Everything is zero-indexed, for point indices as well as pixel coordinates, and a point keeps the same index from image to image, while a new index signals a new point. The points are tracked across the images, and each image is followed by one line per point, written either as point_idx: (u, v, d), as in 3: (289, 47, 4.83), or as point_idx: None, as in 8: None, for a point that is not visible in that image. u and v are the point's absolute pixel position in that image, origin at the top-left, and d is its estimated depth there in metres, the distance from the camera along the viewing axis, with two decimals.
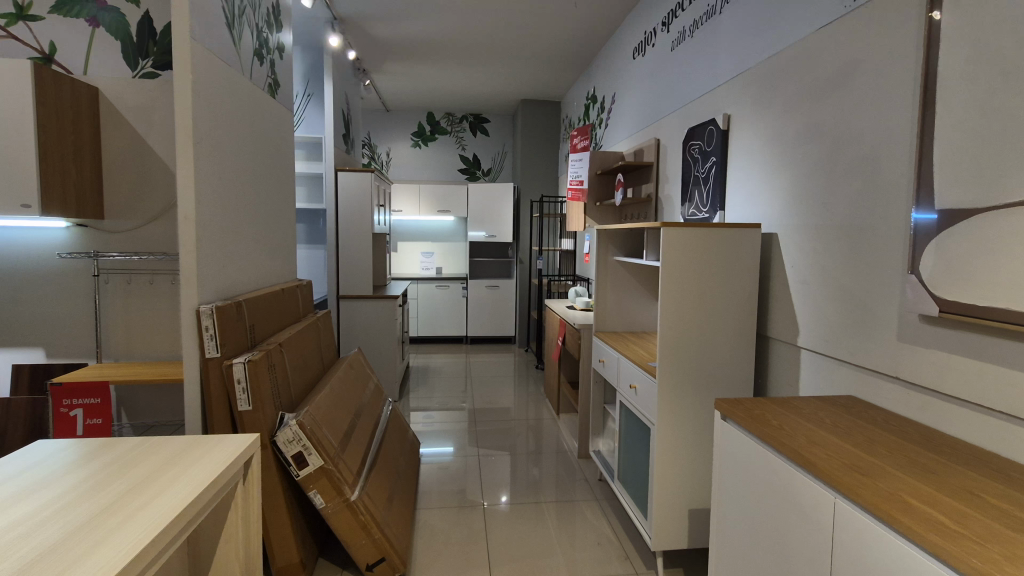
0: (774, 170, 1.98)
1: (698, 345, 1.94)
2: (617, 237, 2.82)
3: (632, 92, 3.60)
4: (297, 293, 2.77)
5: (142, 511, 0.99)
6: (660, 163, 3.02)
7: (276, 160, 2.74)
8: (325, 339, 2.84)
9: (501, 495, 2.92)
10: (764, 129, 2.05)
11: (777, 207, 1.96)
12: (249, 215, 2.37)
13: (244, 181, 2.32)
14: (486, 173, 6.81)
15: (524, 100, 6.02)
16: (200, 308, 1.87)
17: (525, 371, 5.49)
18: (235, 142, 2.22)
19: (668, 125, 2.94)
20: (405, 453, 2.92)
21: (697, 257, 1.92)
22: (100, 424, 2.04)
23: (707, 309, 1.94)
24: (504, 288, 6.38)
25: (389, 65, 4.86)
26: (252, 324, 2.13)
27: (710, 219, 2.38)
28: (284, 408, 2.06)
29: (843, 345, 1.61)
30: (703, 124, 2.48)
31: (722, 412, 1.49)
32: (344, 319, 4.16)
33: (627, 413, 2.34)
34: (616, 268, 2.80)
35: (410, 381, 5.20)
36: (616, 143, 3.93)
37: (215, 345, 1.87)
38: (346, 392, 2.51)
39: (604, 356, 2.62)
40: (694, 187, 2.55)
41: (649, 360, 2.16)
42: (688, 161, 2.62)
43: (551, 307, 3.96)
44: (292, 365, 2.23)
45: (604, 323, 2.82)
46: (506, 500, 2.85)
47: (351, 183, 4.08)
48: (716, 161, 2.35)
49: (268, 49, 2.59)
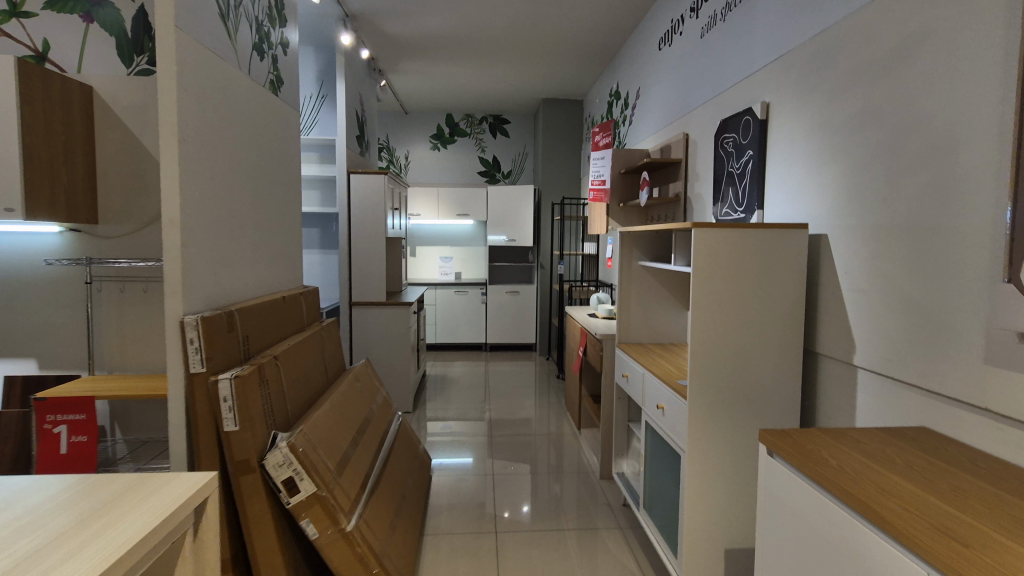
0: (821, 163, 1.74)
1: (733, 361, 1.72)
2: (642, 240, 2.60)
3: (658, 85, 3.37)
4: (300, 301, 2.63)
5: (88, 548, 0.85)
6: (689, 160, 2.79)
7: (280, 161, 2.61)
8: (329, 350, 2.70)
9: (522, 504, 2.84)
10: (809, 118, 1.81)
11: (825, 205, 1.72)
12: (246, 218, 2.23)
13: (242, 182, 2.19)
14: (506, 175, 6.65)
15: (545, 99, 5.83)
16: (184, 318, 1.73)
17: (546, 380, 5.28)
18: (230, 140, 2.08)
19: (698, 118, 2.71)
20: (414, 473, 2.74)
21: (733, 263, 1.71)
22: (86, 441, 1.91)
23: (745, 321, 1.72)
24: (524, 294, 6.17)
25: (405, 64, 4.72)
26: (245, 335, 1.98)
27: (747, 219, 2.14)
28: (277, 427, 1.90)
29: (911, 366, 1.36)
30: (737, 115, 2.24)
31: (767, 446, 1.26)
32: (357, 326, 4.02)
33: (653, 435, 2.11)
34: (640, 274, 2.59)
35: (427, 390, 5.04)
36: (641, 140, 3.70)
37: (200, 359, 1.72)
38: (348, 407, 2.35)
39: (627, 370, 2.40)
40: (727, 185, 2.31)
41: (677, 378, 1.94)
42: (720, 157, 2.38)
43: (573, 315, 3.75)
44: (287, 379, 2.08)
45: (627, 334, 2.61)
46: (528, 509, 2.78)
47: (364, 185, 3.95)
48: (753, 155, 2.11)
49: (270, 43, 2.46)
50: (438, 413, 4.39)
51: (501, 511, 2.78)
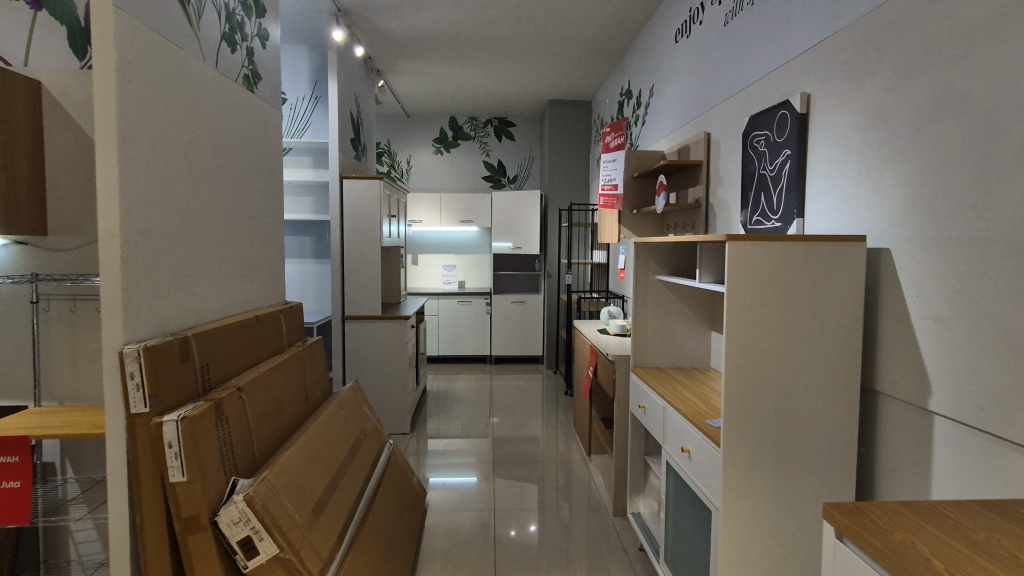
0: (882, 163, 1.46)
1: (775, 400, 1.46)
2: (661, 252, 2.32)
3: (674, 81, 3.08)
4: (278, 319, 2.38)
5: None
6: (711, 161, 2.50)
7: (257, 164, 2.37)
8: (311, 374, 2.45)
9: (529, 524, 2.77)
10: (863, 110, 1.53)
11: (886, 214, 1.44)
12: (213, 230, 1.99)
13: (207, 188, 1.94)
14: (511, 180, 6.40)
15: (551, 100, 5.57)
16: (124, 349, 1.46)
17: (554, 396, 5.00)
18: (192, 141, 1.84)
19: (720, 115, 2.43)
20: (404, 510, 2.49)
21: (773, 283, 1.45)
22: (17, 488, 1.65)
23: (788, 352, 1.46)
24: (531, 304, 5.90)
25: (403, 63, 4.48)
26: (203, 364, 1.73)
27: (785, 230, 1.85)
28: (237, 473, 1.65)
29: (1016, 419, 1.08)
30: (770, 110, 1.96)
31: (837, 529, 0.97)
32: (350, 342, 3.75)
33: (676, 478, 1.84)
34: (658, 290, 2.31)
35: (428, 406, 4.77)
36: (655, 141, 3.42)
37: (142, 397, 1.45)
38: (327, 442, 2.11)
39: (644, 401, 2.13)
40: (758, 190, 2.03)
41: (706, 417, 1.67)
42: (749, 158, 2.10)
43: (581, 330, 3.47)
44: (253, 414, 1.82)
45: (643, 357, 2.33)
46: (535, 529, 2.71)
47: (358, 191, 3.70)
48: (791, 155, 1.83)
49: (243, 34, 2.21)
50: (437, 432, 4.11)
51: (503, 551, 2.50)
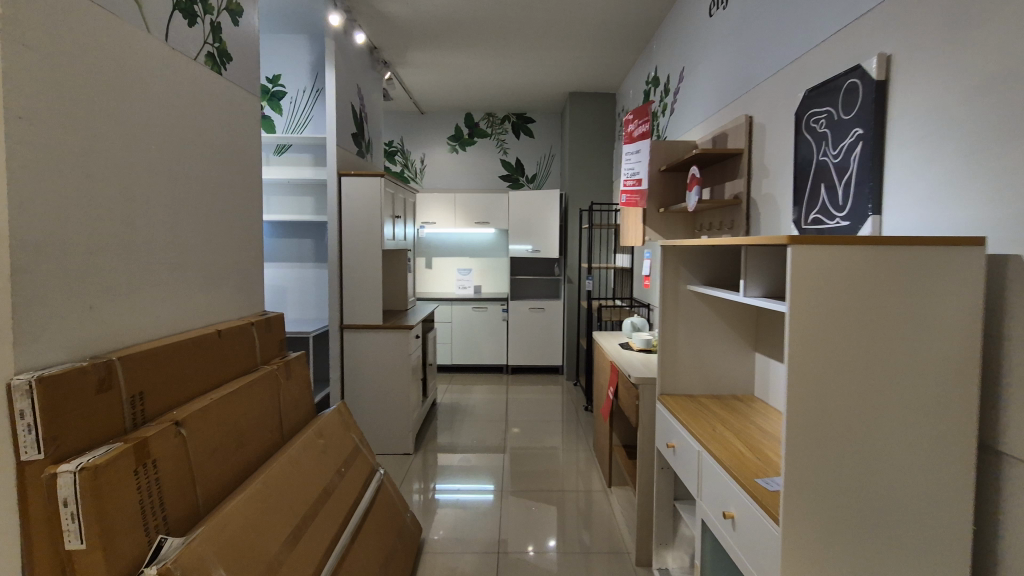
0: (1005, 138, 1.06)
1: (853, 458, 1.09)
2: (693, 257, 1.94)
3: (708, 61, 2.69)
4: (251, 334, 2.09)
5: None
6: (754, 149, 2.11)
7: (224, 155, 2.08)
8: (288, 396, 2.16)
9: (549, 539, 2.65)
10: (973, 67, 1.13)
11: (1013, 207, 1.04)
12: (161, 231, 1.70)
13: (153, 182, 1.66)
14: (530, 179, 6.05)
15: (572, 93, 5.21)
16: (14, 379, 1.16)
17: (573, 412, 4.60)
18: (128, 124, 1.55)
19: (766, 93, 2.03)
20: (390, 554, 2.18)
21: (848, 303, 1.09)
22: None
23: (868, 394, 1.09)
24: (550, 311, 5.52)
25: (412, 52, 4.18)
26: (134, 393, 1.43)
27: (857, 230, 1.45)
28: (166, 531, 1.35)
29: None
30: (832, 81, 1.57)
31: None
32: (350, 353, 3.45)
33: (714, 544, 1.48)
34: (690, 302, 1.94)
35: (438, 420, 4.43)
36: (686, 131, 3.02)
37: (35, 439, 1.15)
38: (295, 483, 1.81)
39: (673, 440, 1.76)
40: (817, 181, 1.63)
41: (755, 475, 1.30)
42: (804, 143, 1.71)
43: (602, 343, 3.10)
44: (196, 453, 1.52)
45: (672, 382, 1.96)
46: (554, 545, 2.59)
47: (357, 189, 3.40)
48: (863, 135, 1.43)
49: (206, 5, 1.93)
50: (445, 450, 3.79)
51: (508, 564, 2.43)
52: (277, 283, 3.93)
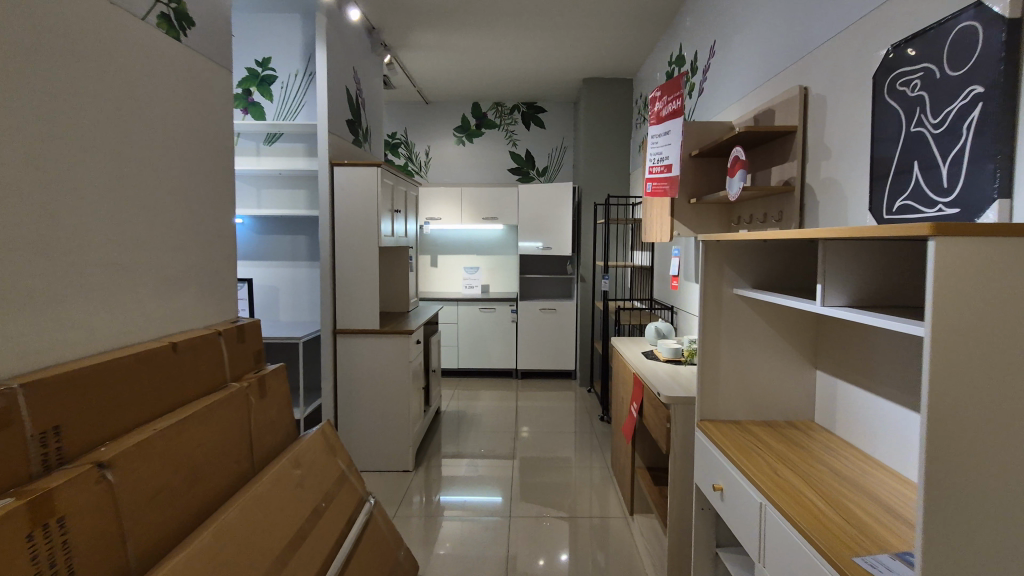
0: None
1: (993, 535, 0.78)
2: (742, 255, 1.61)
3: (746, 30, 2.35)
4: (217, 346, 1.80)
5: None
6: (811, 126, 1.77)
7: (184, 135, 1.79)
8: (262, 418, 1.86)
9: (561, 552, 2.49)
10: None
11: None
12: (94, 221, 1.41)
13: (82, 162, 1.37)
14: (541, 173, 5.71)
15: (586, 79, 4.86)
16: None
17: (588, 421, 4.25)
18: (44, 89, 1.27)
19: (825, 58, 1.70)
20: None
21: (993, 321, 0.77)
22: None
23: (1016, 448, 0.78)
24: (562, 312, 5.19)
25: (414, 33, 3.87)
26: (46, 429, 1.13)
27: (972, 220, 1.11)
28: None
29: None
30: (928, 31, 1.23)
31: None
32: (343, 361, 3.15)
33: None
34: (737, 307, 1.61)
35: (442, 429, 4.11)
36: (719, 113, 2.67)
37: None
38: (262, 529, 1.51)
39: (721, 481, 1.44)
40: (907, 158, 1.29)
41: (849, 549, 0.98)
42: (887, 114, 1.37)
43: (622, 351, 2.76)
44: (129, 501, 1.22)
45: (714, 405, 1.63)
46: (566, 558, 2.44)
47: (351, 179, 3.09)
48: (983, 94, 1.09)
49: None
50: (449, 455, 3.64)
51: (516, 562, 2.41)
52: (269, 284, 3.63)
